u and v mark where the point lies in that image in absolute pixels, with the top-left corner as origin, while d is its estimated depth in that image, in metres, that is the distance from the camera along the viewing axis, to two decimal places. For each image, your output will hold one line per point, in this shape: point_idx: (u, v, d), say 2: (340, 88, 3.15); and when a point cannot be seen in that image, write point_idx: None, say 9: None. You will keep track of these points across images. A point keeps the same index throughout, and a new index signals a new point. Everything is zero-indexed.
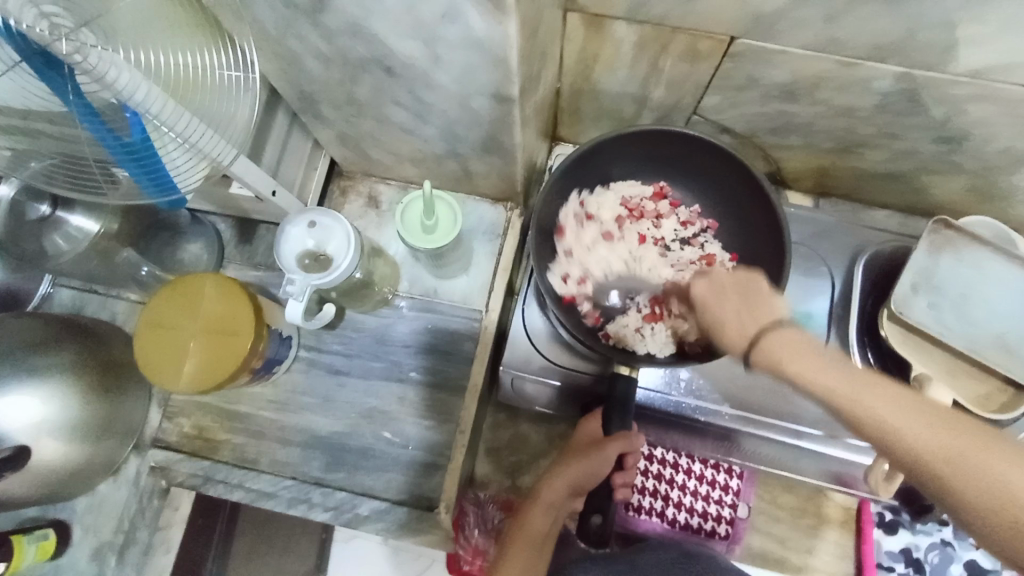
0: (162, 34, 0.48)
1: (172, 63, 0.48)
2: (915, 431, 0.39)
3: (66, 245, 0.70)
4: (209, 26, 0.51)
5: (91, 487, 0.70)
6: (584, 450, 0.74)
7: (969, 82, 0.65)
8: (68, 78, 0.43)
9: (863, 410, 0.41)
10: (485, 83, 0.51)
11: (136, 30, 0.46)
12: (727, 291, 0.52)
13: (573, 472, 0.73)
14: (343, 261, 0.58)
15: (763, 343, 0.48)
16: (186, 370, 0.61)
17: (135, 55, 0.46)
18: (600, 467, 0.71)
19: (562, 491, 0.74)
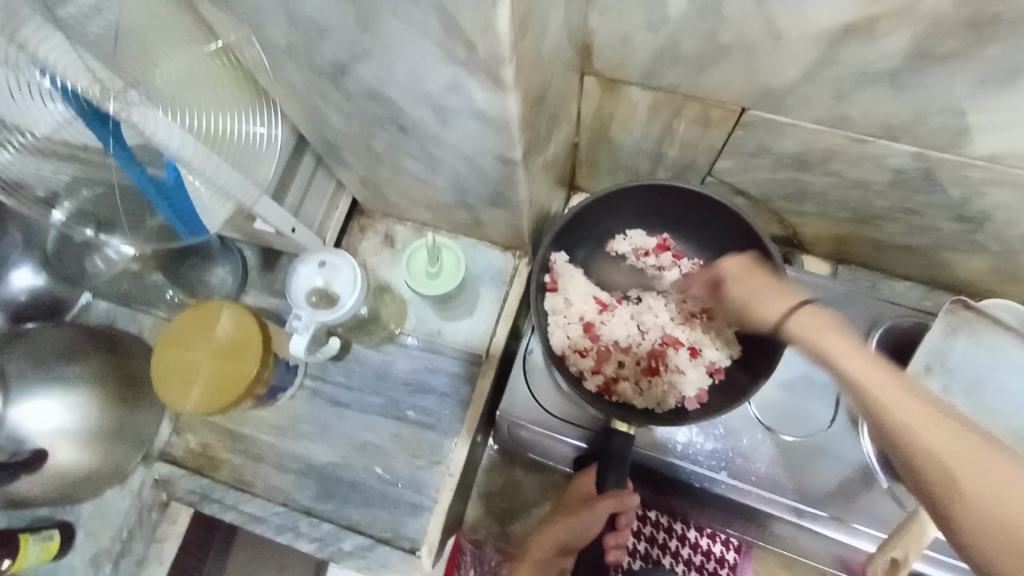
0: (204, 94, 0.55)
1: (208, 118, 0.55)
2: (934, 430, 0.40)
3: (103, 266, 0.80)
4: (247, 85, 0.58)
5: (99, 493, 0.74)
6: (575, 507, 0.73)
7: (986, 165, 0.64)
8: (112, 133, 0.50)
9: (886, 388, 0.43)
10: (491, 146, 0.54)
11: (178, 91, 0.52)
12: (758, 277, 0.58)
13: (562, 527, 0.72)
14: (348, 300, 0.62)
15: (796, 318, 0.52)
16: (194, 393, 0.65)
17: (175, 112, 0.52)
18: (590, 526, 0.69)
19: (550, 547, 0.74)
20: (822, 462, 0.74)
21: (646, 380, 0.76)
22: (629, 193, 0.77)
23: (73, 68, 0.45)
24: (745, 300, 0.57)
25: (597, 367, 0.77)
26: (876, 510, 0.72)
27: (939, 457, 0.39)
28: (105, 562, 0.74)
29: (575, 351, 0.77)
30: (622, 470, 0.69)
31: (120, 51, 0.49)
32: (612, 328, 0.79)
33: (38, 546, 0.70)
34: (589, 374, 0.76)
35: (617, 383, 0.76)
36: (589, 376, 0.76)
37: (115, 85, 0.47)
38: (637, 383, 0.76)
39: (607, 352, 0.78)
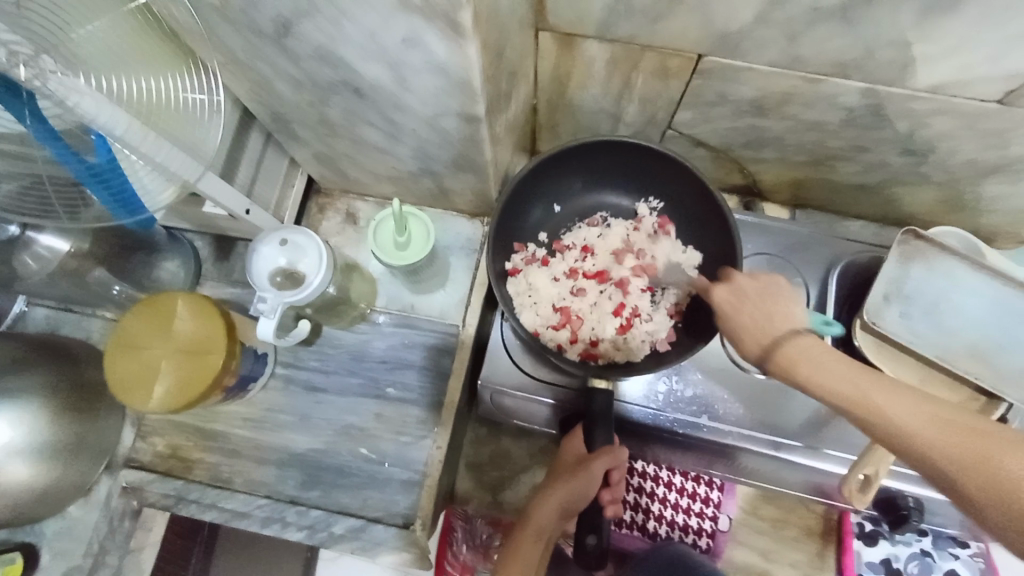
0: (130, 61, 0.50)
1: (139, 87, 0.51)
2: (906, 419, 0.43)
3: (36, 265, 0.71)
4: (177, 52, 0.54)
5: (63, 509, 0.69)
6: (569, 471, 0.73)
7: (930, 97, 0.67)
8: (26, 103, 0.44)
9: (872, 395, 0.45)
10: (451, 103, 0.52)
11: (96, 55, 0.48)
12: (748, 302, 0.55)
13: (561, 492, 0.72)
14: (316, 279, 0.59)
15: (785, 350, 0.51)
16: (157, 392, 0.61)
17: (97, 80, 0.47)
18: (589, 487, 0.70)
19: (553, 515, 0.74)
20: (793, 399, 0.77)
21: (621, 335, 0.77)
22: (570, 154, 0.77)
23: None
24: (747, 323, 0.54)
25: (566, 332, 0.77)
26: (848, 438, 0.76)
27: (973, 465, 0.40)
28: None
29: (549, 328, 0.77)
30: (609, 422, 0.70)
31: (23, 7, 0.43)
32: (578, 296, 0.79)
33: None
34: (569, 345, 0.77)
35: (597, 345, 0.77)
36: (570, 347, 0.77)
37: (23, 51, 0.41)
38: (614, 339, 0.77)
39: (579, 318, 0.78)
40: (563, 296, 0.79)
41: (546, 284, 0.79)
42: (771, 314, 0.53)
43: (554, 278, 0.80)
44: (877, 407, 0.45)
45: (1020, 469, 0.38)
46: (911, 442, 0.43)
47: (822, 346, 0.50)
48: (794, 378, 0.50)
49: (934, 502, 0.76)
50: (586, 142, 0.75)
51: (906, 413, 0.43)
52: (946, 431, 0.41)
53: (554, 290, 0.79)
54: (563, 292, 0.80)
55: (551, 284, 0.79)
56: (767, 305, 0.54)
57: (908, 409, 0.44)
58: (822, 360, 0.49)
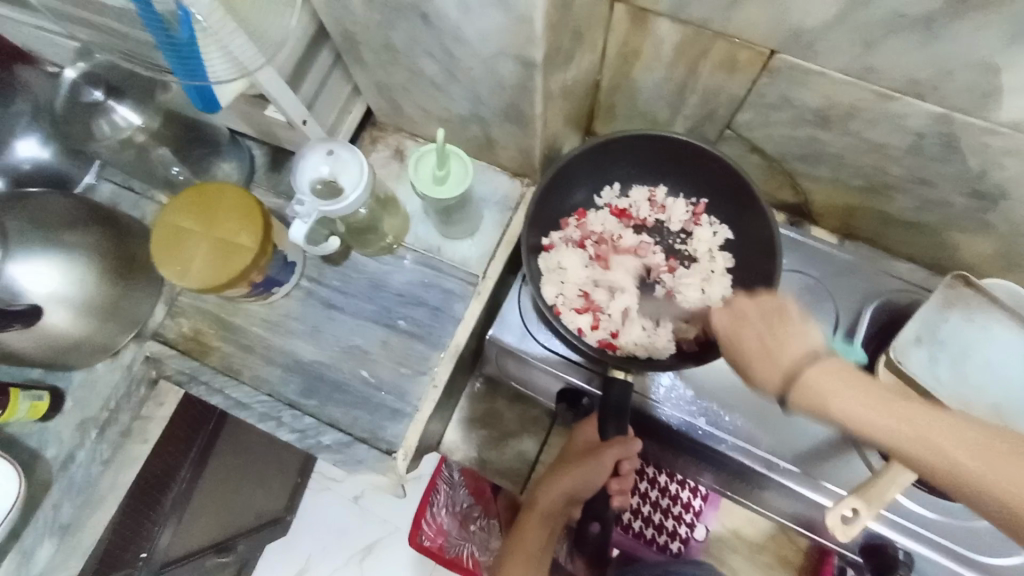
0: None
1: None
2: (967, 455, 0.42)
3: (109, 131, 0.76)
4: None
5: (90, 363, 0.75)
6: (580, 458, 0.76)
7: (1008, 133, 0.63)
8: None
9: (920, 431, 0.45)
10: (509, 43, 0.53)
11: None
12: (756, 325, 0.55)
13: (571, 478, 0.74)
14: (352, 194, 0.61)
15: (803, 379, 0.50)
16: (191, 271, 0.65)
17: None
18: (598, 473, 0.73)
19: (559, 497, 0.76)
20: (795, 421, 0.75)
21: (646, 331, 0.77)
22: (621, 143, 0.78)
23: None
24: (764, 348, 0.54)
25: (592, 320, 0.78)
26: (846, 474, 0.73)
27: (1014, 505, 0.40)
28: (92, 427, 0.75)
29: (572, 311, 0.78)
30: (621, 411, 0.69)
31: None
32: (607, 286, 0.80)
33: (26, 403, 0.71)
34: (588, 332, 0.77)
35: (618, 338, 0.77)
36: (589, 333, 0.77)
37: None
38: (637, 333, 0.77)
39: (604, 308, 0.79)
40: (591, 282, 0.80)
41: (577, 266, 0.80)
42: (778, 337, 0.54)
43: (588, 263, 0.81)
44: (932, 444, 0.44)
45: None
46: (969, 484, 0.42)
47: (845, 369, 0.49)
48: (819, 413, 0.49)
49: (924, 560, 0.72)
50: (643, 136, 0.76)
51: (961, 450, 0.43)
52: (1014, 481, 0.40)
53: (584, 274, 0.80)
54: (593, 279, 0.81)
55: (582, 269, 0.80)
56: (777, 333, 0.54)
57: (934, 432, 0.44)
58: (841, 387, 0.48)
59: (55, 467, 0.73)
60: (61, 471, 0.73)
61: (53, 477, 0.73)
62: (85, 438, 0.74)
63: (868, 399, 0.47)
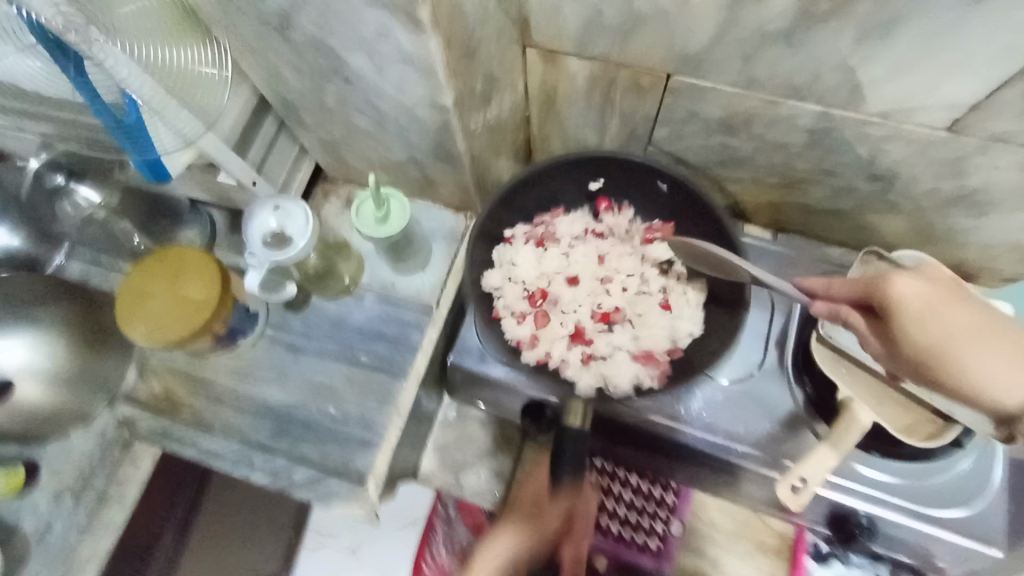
0: (152, 33, 0.58)
1: (165, 58, 0.59)
2: (969, 349, 0.53)
3: (71, 212, 0.86)
4: (191, 24, 0.61)
5: (64, 434, 0.77)
6: (525, 515, 0.71)
7: (881, 123, 0.71)
8: (73, 59, 0.53)
9: (938, 326, 0.54)
10: (421, 92, 0.60)
11: (135, 27, 0.57)
12: (952, 302, 0.55)
13: (514, 536, 0.69)
14: (299, 242, 0.67)
15: (888, 295, 0.56)
16: (155, 328, 0.69)
17: (129, 46, 0.56)
18: (544, 532, 0.69)
19: (496, 570, 0.68)
20: (744, 410, 0.80)
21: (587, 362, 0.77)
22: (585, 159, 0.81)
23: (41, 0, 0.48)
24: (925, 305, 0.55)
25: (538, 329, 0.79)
26: (799, 452, 0.77)
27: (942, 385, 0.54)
28: (68, 496, 0.76)
29: (515, 316, 0.79)
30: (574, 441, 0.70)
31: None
32: (554, 288, 0.82)
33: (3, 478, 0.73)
34: (529, 345, 0.78)
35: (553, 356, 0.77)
36: (530, 346, 0.78)
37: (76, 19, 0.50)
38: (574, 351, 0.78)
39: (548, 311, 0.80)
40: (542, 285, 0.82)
41: (530, 264, 0.81)
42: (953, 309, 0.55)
43: (543, 270, 0.82)
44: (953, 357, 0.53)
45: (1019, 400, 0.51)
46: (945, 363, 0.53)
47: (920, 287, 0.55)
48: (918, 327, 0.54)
49: (887, 522, 0.74)
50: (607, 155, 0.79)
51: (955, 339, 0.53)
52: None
53: (536, 271, 0.82)
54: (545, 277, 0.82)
55: (534, 266, 0.82)
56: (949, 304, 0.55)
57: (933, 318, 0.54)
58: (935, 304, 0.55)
59: (33, 540, 0.75)
60: (38, 543, 0.74)
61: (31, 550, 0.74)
62: (62, 507, 0.76)
63: (926, 292, 0.55)
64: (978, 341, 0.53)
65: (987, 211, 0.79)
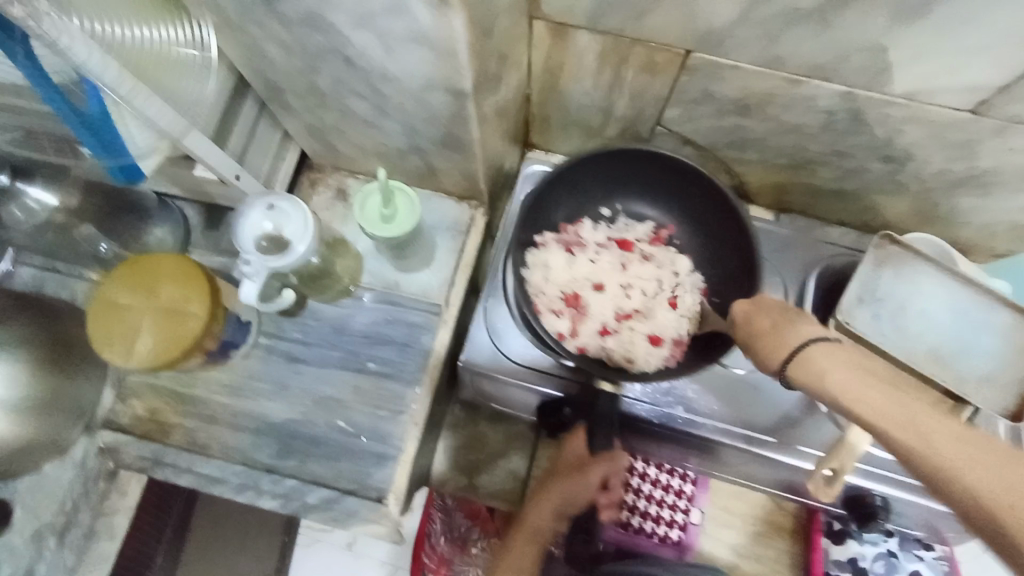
0: (115, 9, 0.53)
1: (126, 36, 0.53)
2: (872, 393, 0.48)
3: (22, 217, 0.73)
4: (166, 6, 0.56)
5: (36, 466, 0.69)
6: (566, 473, 0.75)
7: (904, 103, 0.69)
8: (18, 41, 0.44)
9: (845, 386, 0.49)
10: (436, 76, 0.53)
11: (93, 4, 0.51)
12: (837, 347, 0.52)
13: (558, 491, 0.74)
14: (300, 247, 0.60)
15: (806, 355, 0.52)
16: (137, 347, 0.62)
17: (87, 23, 0.50)
18: (583, 489, 0.73)
19: (546, 515, 0.75)
20: (763, 395, 0.79)
21: (627, 351, 0.77)
22: (613, 159, 0.80)
23: None
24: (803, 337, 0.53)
25: (569, 331, 0.78)
26: (816, 433, 0.78)
27: (953, 484, 0.43)
28: (50, 535, 0.69)
29: (552, 311, 0.78)
30: (607, 423, 0.73)
31: None
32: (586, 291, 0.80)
33: None
34: (568, 337, 0.78)
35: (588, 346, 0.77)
36: (569, 338, 0.78)
37: None
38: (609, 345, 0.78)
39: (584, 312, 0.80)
40: (576, 287, 0.81)
41: (561, 266, 0.81)
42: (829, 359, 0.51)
43: (574, 273, 0.81)
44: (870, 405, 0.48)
45: (971, 476, 0.42)
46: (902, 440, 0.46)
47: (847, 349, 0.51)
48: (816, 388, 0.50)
49: (900, 501, 0.76)
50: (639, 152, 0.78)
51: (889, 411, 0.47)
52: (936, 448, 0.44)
53: (566, 275, 0.81)
54: (576, 280, 0.81)
55: (564, 268, 0.81)
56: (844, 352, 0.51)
57: (867, 390, 0.48)
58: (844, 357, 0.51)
59: None
60: None
61: None
62: (44, 548, 0.69)
63: (840, 362, 0.50)
64: (868, 373, 0.50)
65: (992, 191, 0.80)
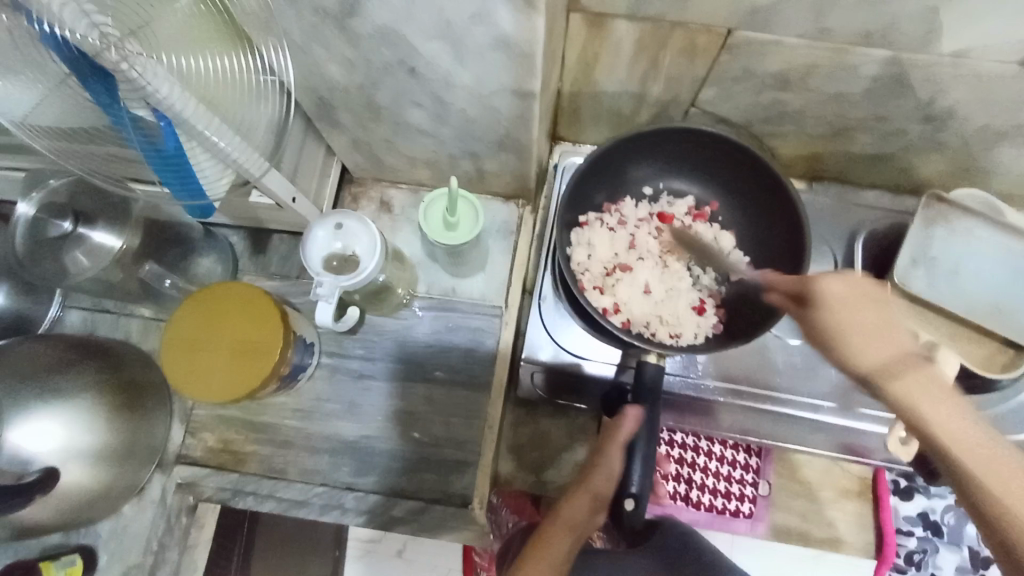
0: (195, 44, 0.47)
1: (211, 68, 0.48)
2: (933, 395, 0.50)
3: (87, 262, 0.68)
4: (233, 33, 0.50)
5: (116, 509, 0.69)
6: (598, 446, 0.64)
7: (950, 63, 0.69)
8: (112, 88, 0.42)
9: (914, 376, 0.51)
10: (506, 80, 0.52)
11: (175, 38, 0.46)
12: (864, 308, 0.54)
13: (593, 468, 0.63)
14: (371, 265, 0.59)
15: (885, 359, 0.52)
16: (215, 381, 0.61)
17: (174, 61, 0.46)
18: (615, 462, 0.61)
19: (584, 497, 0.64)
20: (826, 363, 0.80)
21: (672, 329, 0.73)
22: (657, 137, 0.74)
23: (71, 13, 0.38)
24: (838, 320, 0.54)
25: (613, 307, 0.74)
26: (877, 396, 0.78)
27: (993, 492, 0.45)
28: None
29: (595, 288, 0.75)
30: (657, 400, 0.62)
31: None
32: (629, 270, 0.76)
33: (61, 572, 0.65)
34: (611, 313, 0.74)
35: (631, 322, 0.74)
36: (612, 315, 0.74)
37: (113, 33, 0.40)
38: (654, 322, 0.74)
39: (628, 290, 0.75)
40: (618, 263, 0.77)
41: (605, 243, 0.77)
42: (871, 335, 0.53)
43: (618, 249, 0.77)
44: (914, 397, 0.50)
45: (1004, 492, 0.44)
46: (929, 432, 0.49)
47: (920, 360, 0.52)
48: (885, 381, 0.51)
49: None
50: (683, 131, 0.72)
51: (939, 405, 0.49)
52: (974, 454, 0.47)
53: (610, 252, 0.77)
54: (620, 256, 0.77)
55: (608, 245, 0.77)
56: (878, 328, 0.53)
57: (920, 385, 0.51)
58: (908, 368, 0.51)
59: None
60: None
61: None
62: None
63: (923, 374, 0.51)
64: (914, 368, 0.51)
65: None
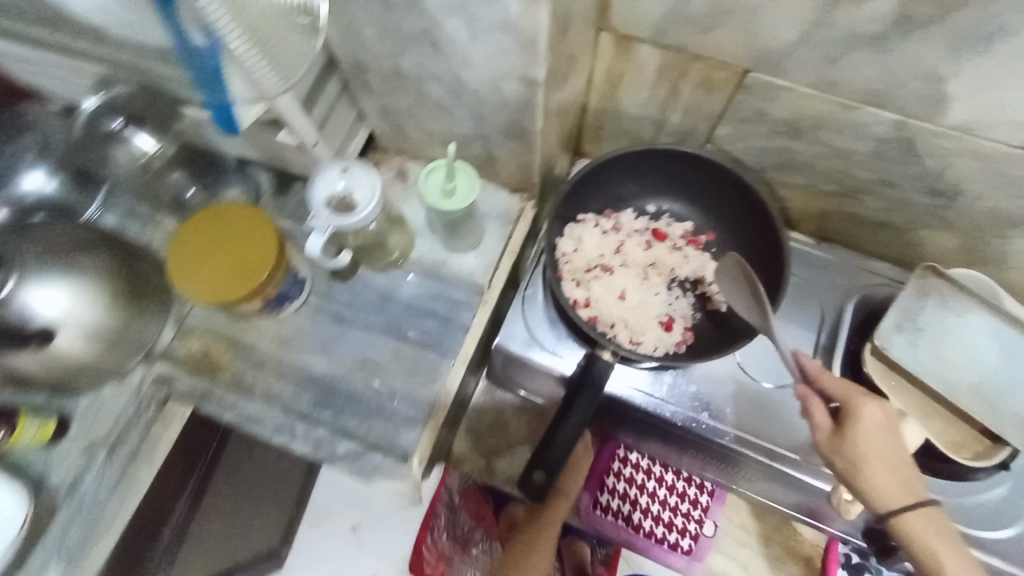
0: None
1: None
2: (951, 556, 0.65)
3: (126, 160, 0.83)
4: None
5: (97, 386, 0.75)
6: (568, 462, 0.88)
7: (957, 136, 0.71)
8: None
9: (935, 539, 0.66)
10: (515, 65, 0.58)
11: None
12: (887, 445, 0.67)
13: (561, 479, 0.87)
14: (366, 210, 0.65)
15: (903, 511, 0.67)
16: (206, 284, 0.67)
17: None
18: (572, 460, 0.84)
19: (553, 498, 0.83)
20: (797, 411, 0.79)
21: (637, 336, 0.76)
22: (666, 156, 0.79)
23: None
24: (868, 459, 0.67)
25: (585, 302, 0.77)
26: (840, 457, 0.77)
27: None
28: (100, 450, 0.74)
29: (572, 280, 0.78)
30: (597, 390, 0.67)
31: None
32: (611, 272, 0.80)
33: (33, 426, 0.71)
34: (582, 306, 0.77)
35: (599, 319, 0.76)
36: (582, 307, 0.77)
37: None
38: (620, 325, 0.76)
39: (605, 291, 0.78)
40: (601, 262, 0.80)
41: (593, 241, 0.80)
42: (898, 490, 0.67)
43: (604, 250, 0.81)
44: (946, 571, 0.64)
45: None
46: None
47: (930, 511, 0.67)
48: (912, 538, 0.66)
49: None
50: (692, 156, 0.76)
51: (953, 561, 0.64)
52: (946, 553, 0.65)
53: (597, 252, 0.81)
54: (605, 258, 0.81)
55: (596, 244, 0.81)
56: (899, 481, 0.67)
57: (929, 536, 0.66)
58: (881, 438, 0.68)
59: (62, 492, 0.72)
60: (68, 496, 0.72)
61: (58, 503, 0.72)
62: (93, 461, 0.74)
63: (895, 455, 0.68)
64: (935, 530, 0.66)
65: None
